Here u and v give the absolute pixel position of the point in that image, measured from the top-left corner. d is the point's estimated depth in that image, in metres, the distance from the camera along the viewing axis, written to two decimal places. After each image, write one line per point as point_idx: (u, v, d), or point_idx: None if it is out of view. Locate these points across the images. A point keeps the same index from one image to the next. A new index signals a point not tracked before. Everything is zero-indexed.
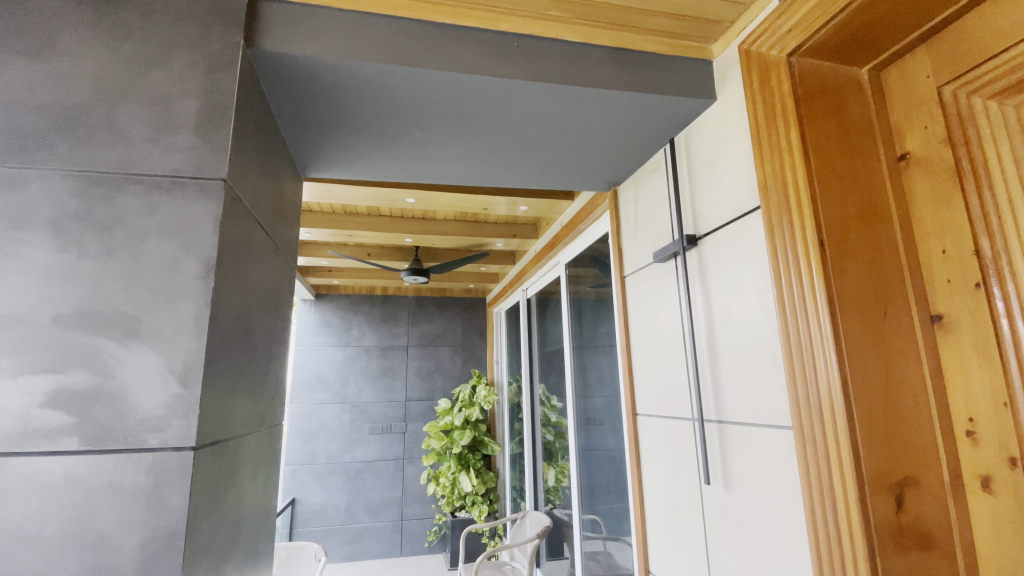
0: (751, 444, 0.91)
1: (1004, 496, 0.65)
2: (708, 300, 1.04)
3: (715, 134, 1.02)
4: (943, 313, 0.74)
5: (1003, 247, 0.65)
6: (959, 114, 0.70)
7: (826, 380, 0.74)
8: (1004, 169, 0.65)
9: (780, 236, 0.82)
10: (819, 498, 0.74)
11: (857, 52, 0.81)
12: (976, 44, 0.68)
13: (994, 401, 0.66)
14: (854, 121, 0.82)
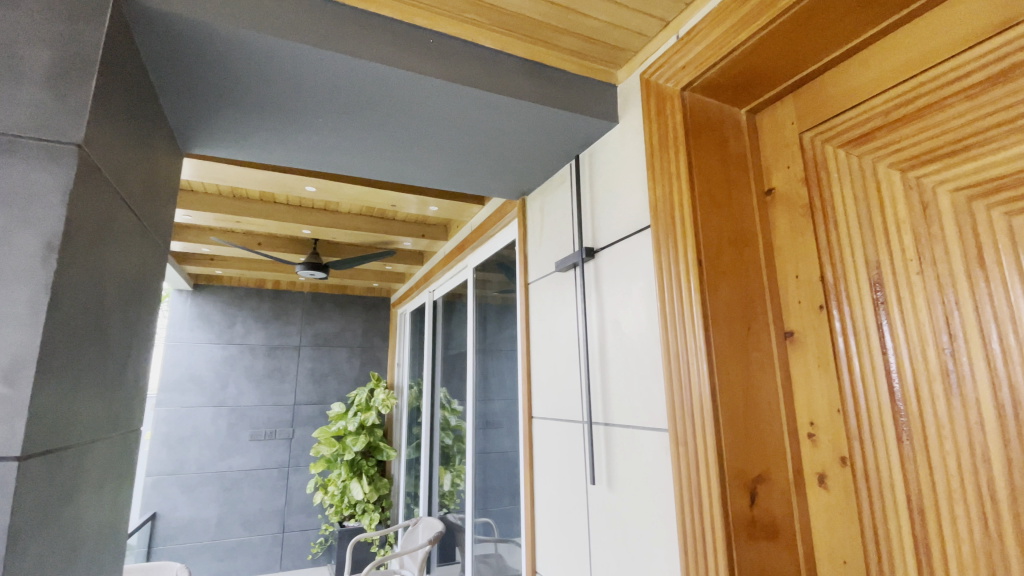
0: (632, 446, 0.97)
1: (835, 489, 0.76)
2: (602, 312, 1.09)
3: (616, 155, 1.08)
4: (793, 330, 0.84)
5: (843, 275, 0.76)
6: (814, 159, 0.81)
7: (698, 387, 0.81)
8: (845, 208, 0.76)
9: (666, 254, 0.89)
10: (688, 497, 0.81)
11: (738, 95, 0.91)
12: (830, 101, 0.79)
13: (830, 408, 0.77)
14: (733, 156, 0.91)
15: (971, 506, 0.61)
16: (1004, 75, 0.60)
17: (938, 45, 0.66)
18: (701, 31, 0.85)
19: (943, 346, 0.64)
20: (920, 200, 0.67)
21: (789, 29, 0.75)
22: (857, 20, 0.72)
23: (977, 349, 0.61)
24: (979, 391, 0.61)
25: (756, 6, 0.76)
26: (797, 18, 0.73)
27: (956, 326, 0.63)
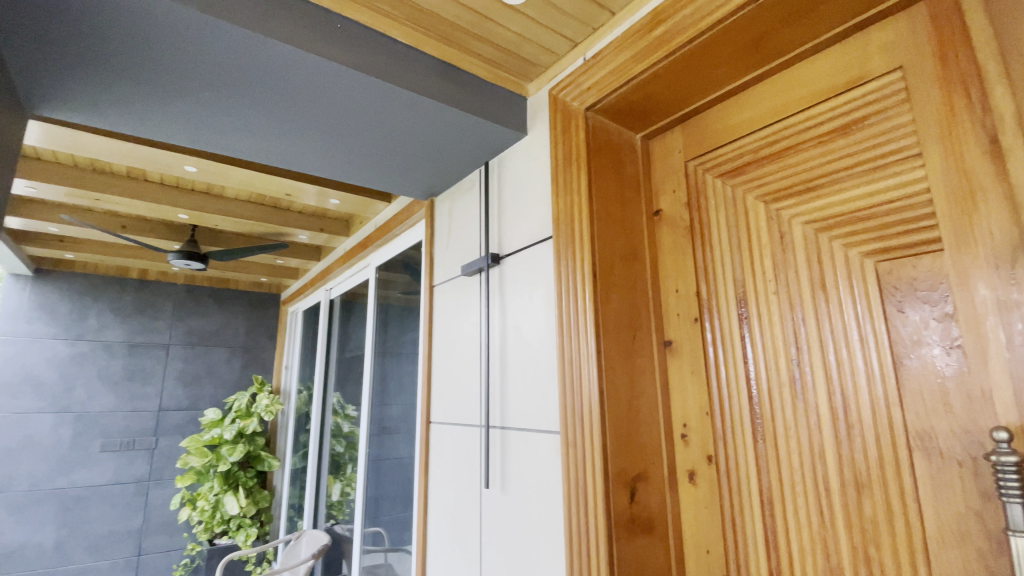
0: (526, 449, 0.99)
1: (703, 484, 0.84)
2: (503, 317, 1.11)
3: (523, 165, 1.11)
4: (672, 340, 0.92)
5: (715, 292, 0.85)
6: (696, 186, 0.90)
7: (588, 391, 0.85)
8: (719, 232, 0.85)
9: (564, 264, 0.93)
10: (575, 497, 0.84)
11: (634, 120, 0.97)
12: (712, 135, 0.88)
13: (700, 411, 0.85)
14: (627, 176, 0.97)
15: (808, 495, 0.71)
16: (846, 128, 0.71)
17: (798, 97, 0.77)
18: (606, 56, 0.90)
19: (791, 356, 0.74)
20: (780, 229, 0.77)
21: (680, 66, 0.82)
22: (737, 65, 0.81)
23: (816, 360, 0.72)
24: (817, 396, 0.71)
25: (655, 41, 0.82)
26: (688, 56, 0.80)
27: (802, 340, 0.73)
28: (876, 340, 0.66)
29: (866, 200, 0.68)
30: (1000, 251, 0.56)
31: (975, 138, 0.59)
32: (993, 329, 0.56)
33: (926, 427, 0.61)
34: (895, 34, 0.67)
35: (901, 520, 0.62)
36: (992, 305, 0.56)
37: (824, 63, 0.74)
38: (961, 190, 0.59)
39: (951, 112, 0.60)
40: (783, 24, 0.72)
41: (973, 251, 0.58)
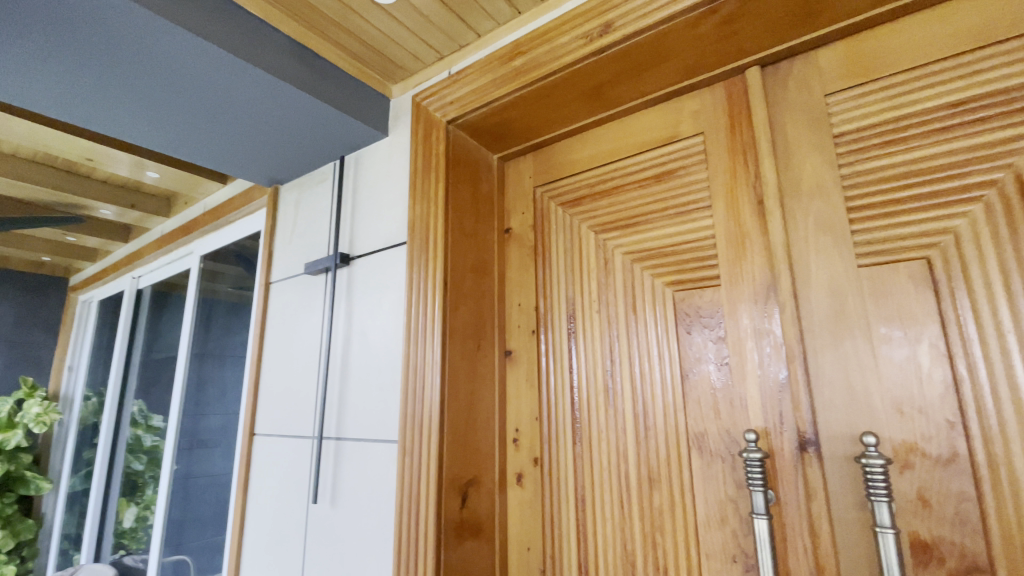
0: (361, 459, 0.96)
1: (528, 486, 0.89)
2: (348, 321, 1.06)
3: (381, 167, 1.08)
4: (512, 350, 0.97)
5: (551, 307, 0.93)
6: (542, 210, 0.97)
7: (429, 399, 0.85)
8: (558, 254, 0.93)
9: (416, 271, 0.92)
10: (408, 505, 0.83)
11: (492, 140, 1.01)
12: (559, 165, 0.97)
13: (531, 418, 0.91)
14: (482, 192, 1.01)
15: (615, 491, 0.80)
16: (661, 175, 0.83)
17: (629, 143, 0.88)
18: (468, 75, 0.92)
19: (609, 368, 0.84)
20: (606, 256, 0.87)
21: (536, 97, 0.87)
22: (583, 107, 0.89)
23: (627, 373, 0.82)
24: (625, 404, 0.81)
25: (513, 70, 0.86)
26: (543, 90, 0.85)
27: (618, 354, 0.83)
28: (672, 357, 0.78)
29: (672, 238, 0.80)
30: (758, 289, 0.71)
31: (747, 196, 0.73)
32: (750, 349, 0.70)
33: (701, 430, 0.73)
34: (702, 104, 0.80)
35: (681, 508, 0.73)
36: (751, 330, 0.70)
37: (651, 118, 0.86)
38: (736, 238, 0.73)
39: (734, 174, 0.75)
40: (620, 79, 0.82)
41: (739, 287, 0.72)
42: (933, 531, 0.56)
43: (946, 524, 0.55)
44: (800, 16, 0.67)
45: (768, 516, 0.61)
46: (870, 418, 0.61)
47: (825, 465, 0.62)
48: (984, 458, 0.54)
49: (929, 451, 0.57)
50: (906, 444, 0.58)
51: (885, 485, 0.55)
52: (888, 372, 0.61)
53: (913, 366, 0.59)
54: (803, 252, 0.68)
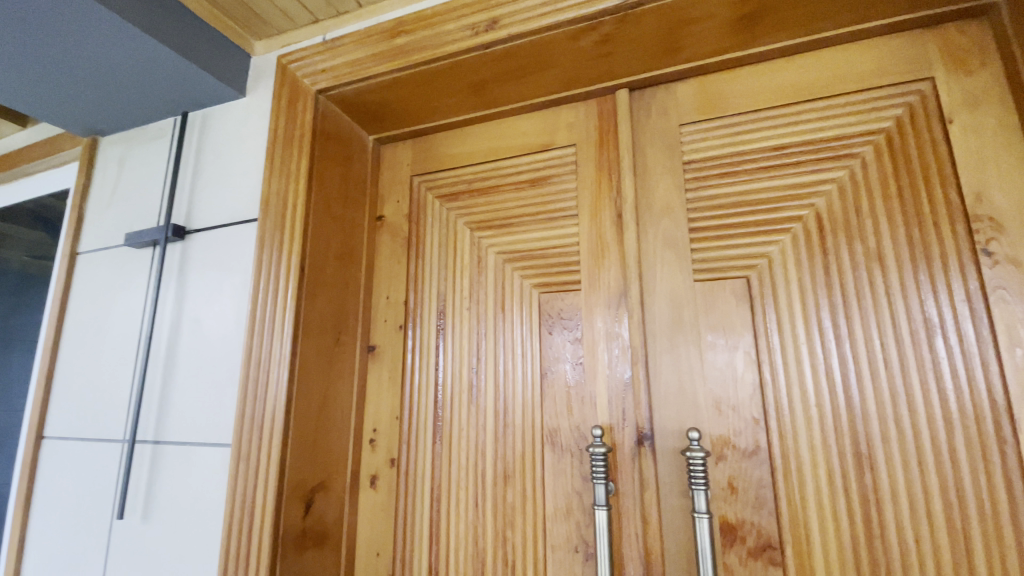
0: (185, 465, 0.83)
1: (382, 489, 0.84)
2: (178, 305, 0.91)
3: (234, 132, 0.95)
4: (375, 345, 0.90)
5: (420, 302, 0.89)
6: (417, 201, 0.94)
7: (273, 397, 0.75)
8: (431, 247, 0.90)
9: (268, 253, 0.80)
10: (238, 519, 0.72)
11: (367, 119, 0.93)
12: (437, 156, 0.94)
13: (390, 416, 0.87)
14: (353, 174, 0.92)
15: (470, 489, 0.79)
16: (535, 180, 0.85)
17: (508, 144, 0.88)
18: (343, 47, 0.84)
19: (473, 366, 0.83)
20: (478, 254, 0.87)
21: (417, 82, 0.82)
22: (465, 100, 0.86)
23: (490, 371, 0.82)
24: (487, 402, 0.81)
25: (394, 49, 0.80)
26: (425, 77, 0.81)
27: (483, 352, 0.83)
28: (535, 356, 0.80)
29: (540, 241, 0.83)
30: (611, 295, 0.75)
31: (609, 208, 0.78)
32: (602, 351, 0.75)
33: (555, 427, 0.76)
34: (576, 117, 0.84)
35: (533, 504, 0.75)
36: (603, 333, 0.75)
37: (529, 123, 0.87)
38: (597, 246, 0.78)
39: (599, 186, 0.80)
40: (504, 79, 0.80)
41: (597, 292, 0.76)
42: (739, 513, 0.64)
43: (748, 506, 0.64)
44: (667, 49, 0.72)
45: (607, 507, 0.65)
46: (696, 415, 0.68)
47: (658, 458, 0.68)
48: (778, 450, 0.64)
49: (739, 444, 0.65)
50: (721, 438, 0.66)
51: (703, 475, 0.61)
52: (711, 375, 0.69)
53: (731, 370, 0.68)
54: (652, 264, 0.74)
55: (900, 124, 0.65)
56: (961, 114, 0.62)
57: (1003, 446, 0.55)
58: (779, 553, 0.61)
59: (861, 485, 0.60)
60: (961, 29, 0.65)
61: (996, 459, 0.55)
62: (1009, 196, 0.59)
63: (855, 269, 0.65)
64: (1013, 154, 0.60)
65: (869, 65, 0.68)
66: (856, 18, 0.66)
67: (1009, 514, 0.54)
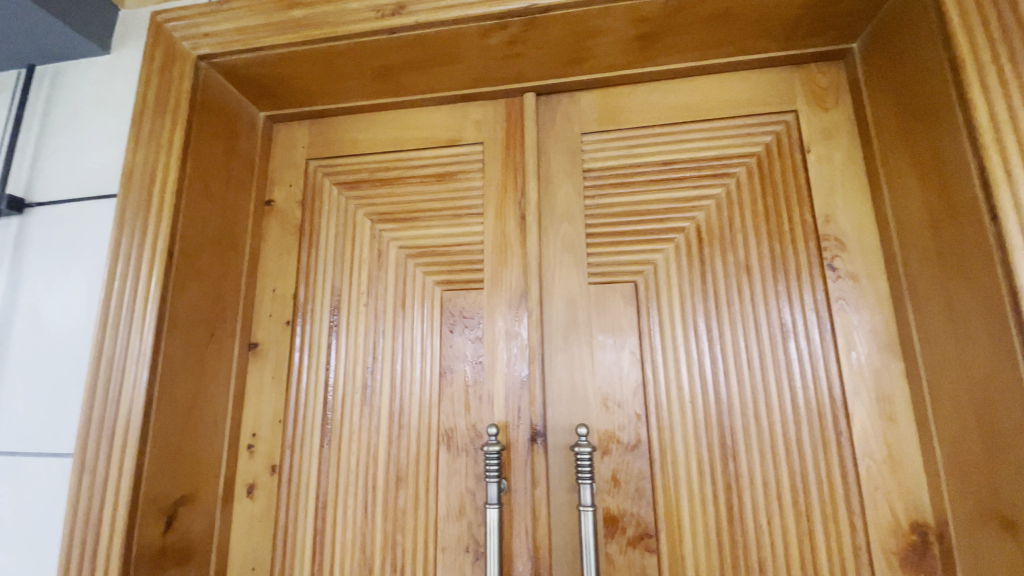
0: (12, 480, 0.70)
1: (261, 498, 0.78)
2: (9, 290, 0.76)
3: (92, 93, 0.82)
4: (258, 342, 0.83)
5: (311, 297, 0.84)
6: (313, 187, 0.88)
7: (129, 399, 0.65)
8: (326, 238, 0.85)
9: (128, 235, 0.70)
10: (79, 540, 0.62)
11: (259, 94, 0.85)
12: (338, 142, 0.89)
13: (273, 418, 0.80)
14: (239, 153, 0.84)
15: (359, 493, 0.76)
16: (441, 175, 0.83)
17: (413, 136, 0.85)
18: (230, 11, 0.76)
19: (367, 365, 0.79)
20: (378, 247, 0.83)
21: (316, 60, 0.77)
22: (369, 85, 0.82)
23: (385, 369, 0.79)
24: (380, 402, 0.78)
25: (290, 21, 0.74)
26: (325, 55, 0.76)
27: (378, 350, 0.80)
28: (432, 355, 0.78)
29: (444, 237, 0.81)
30: (513, 295, 0.76)
31: (513, 209, 0.79)
32: (501, 349, 0.75)
33: (450, 427, 0.75)
34: (484, 114, 0.83)
35: (424, 506, 0.74)
36: (503, 332, 0.75)
37: (437, 116, 0.85)
38: (500, 246, 0.78)
39: (504, 186, 0.80)
40: (411, 67, 0.78)
41: (498, 291, 0.77)
42: (620, 504, 0.67)
43: (629, 498, 0.67)
44: (573, 57, 0.74)
45: (498, 505, 0.65)
46: (585, 412, 0.70)
47: (549, 455, 0.69)
48: (657, 443, 0.68)
49: (622, 439, 0.69)
50: (608, 434, 0.69)
51: (589, 469, 0.63)
52: (601, 373, 0.72)
53: (618, 368, 0.71)
54: (551, 266, 0.76)
55: (769, 149, 0.73)
56: (817, 144, 0.71)
57: (838, 435, 0.64)
58: (654, 540, 0.66)
59: (726, 474, 0.66)
60: (821, 71, 0.74)
61: (833, 447, 0.63)
62: (849, 218, 0.68)
63: (729, 278, 0.71)
64: (855, 182, 0.69)
65: (748, 94, 0.75)
66: (738, 49, 0.72)
67: (841, 494, 0.62)
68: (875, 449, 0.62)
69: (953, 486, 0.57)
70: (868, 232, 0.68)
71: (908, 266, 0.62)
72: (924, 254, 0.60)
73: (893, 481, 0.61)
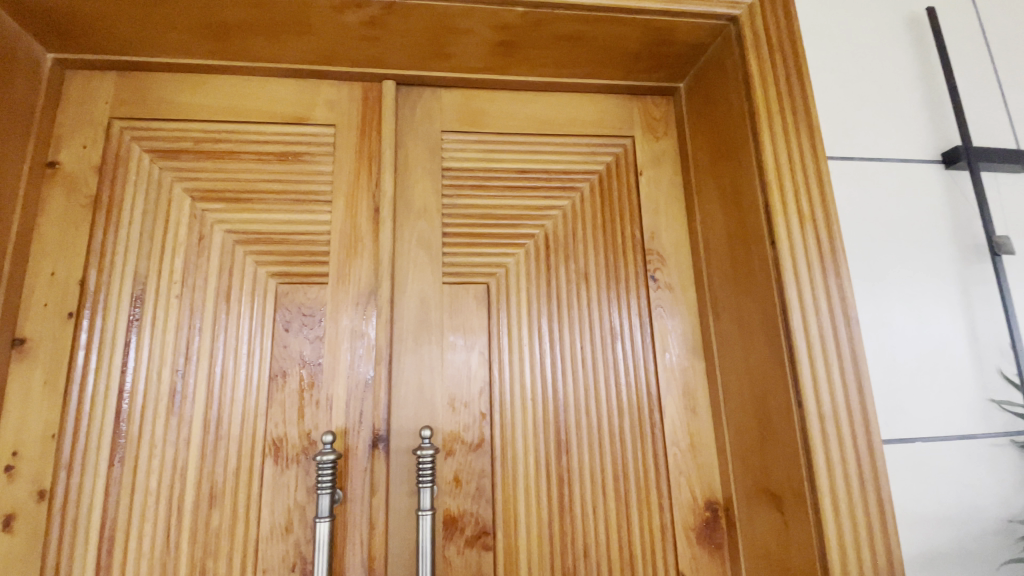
0: None
1: (20, 535, 0.61)
2: None
3: None
4: (26, 338, 0.66)
5: (106, 284, 0.69)
6: (117, 153, 0.73)
7: None
8: (132, 215, 0.71)
9: None
10: None
11: (45, 31, 0.68)
12: (154, 103, 0.75)
13: (43, 433, 0.64)
14: (9, 98, 0.66)
15: (161, 516, 0.65)
16: (283, 155, 0.75)
17: (253, 108, 0.76)
18: None
19: (178, 366, 0.68)
20: (199, 230, 0.72)
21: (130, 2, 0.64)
22: (200, 43, 0.71)
23: (202, 371, 0.69)
24: (193, 408, 0.68)
25: None
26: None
27: (194, 348, 0.69)
28: (261, 354, 0.70)
29: (283, 225, 0.73)
30: (361, 292, 0.72)
31: (365, 201, 0.74)
32: (343, 350, 0.70)
33: (280, 435, 0.68)
34: (337, 96, 0.77)
35: (242, 525, 0.66)
36: (347, 331, 0.71)
37: (282, 90, 0.77)
38: (348, 238, 0.73)
39: (357, 176, 0.75)
40: (254, 31, 0.69)
41: (344, 287, 0.72)
42: (460, 505, 0.67)
43: (469, 497, 0.68)
44: (437, 52, 0.73)
45: (330, 519, 0.61)
46: (431, 413, 0.69)
47: (390, 460, 0.66)
48: (498, 441, 0.69)
49: (466, 438, 0.69)
50: (452, 434, 0.69)
51: (431, 472, 0.62)
52: (449, 373, 0.71)
53: (466, 368, 0.72)
54: (404, 263, 0.73)
55: (610, 168, 0.80)
56: (648, 168, 0.80)
57: (654, 428, 0.72)
58: (491, 538, 0.67)
59: (560, 468, 0.70)
60: (655, 103, 0.83)
61: (649, 438, 0.71)
62: (669, 236, 0.78)
63: (570, 284, 0.76)
64: (675, 205, 0.79)
65: (595, 115, 0.81)
66: (589, 71, 0.78)
67: (652, 479, 0.70)
68: (680, 439, 0.71)
69: (735, 467, 0.67)
70: (683, 250, 0.77)
71: (711, 281, 0.73)
72: (722, 271, 0.70)
73: (693, 465, 0.70)
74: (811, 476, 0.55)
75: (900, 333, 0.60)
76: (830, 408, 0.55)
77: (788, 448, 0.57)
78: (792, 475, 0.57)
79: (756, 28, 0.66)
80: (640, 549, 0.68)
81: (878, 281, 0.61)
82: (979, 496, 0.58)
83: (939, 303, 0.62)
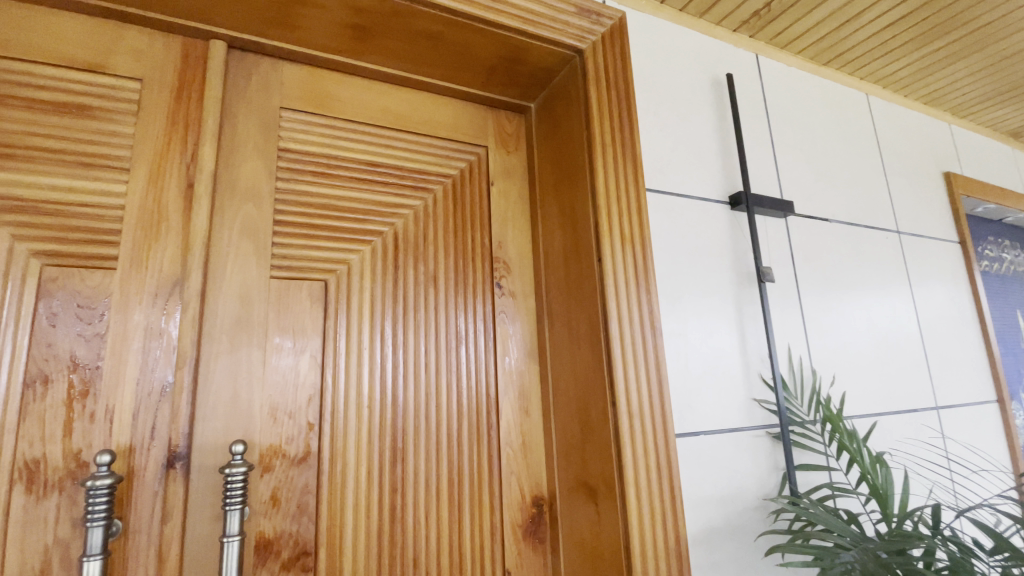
0: None
1: None
2: None
3: None
4: None
5: None
6: None
7: None
8: None
9: None
10: None
11: None
12: None
13: None
14: None
15: None
16: (64, 107, 0.60)
17: (18, 40, 0.59)
18: None
19: None
20: None
21: None
22: None
23: None
24: None
25: None
26: None
27: None
28: (11, 355, 0.55)
29: (58, 194, 0.59)
30: (162, 284, 0.61)
31: (177, 177, 0.64)
32: (134, 351, 0.59)
33: (35, 458, 0.54)
34: (148, 47, 0.65)
35: None
36: (140, 329, 0.59)
37: (67, 25, 0.62)
38: (150, 218, 0.61)
39: (167, 144, 0.64)
40: None
41: (139, 276, 0.60)
42: (277, 526, 0.61)
43: (288, 517, 0.62)
44: (280, 21, 0.66)
45: (103, 556, 0.50)
46: (247, 424, 0.61)
47: (190, 479, 0.57)
48: (327, 453, 0.65)
49: (289, 451, 0.63)
50: (271, 447, 0.62)
51: (241, 493, 0.55)
52: (271, 380, 0.64)
53: (294, 373, 0.66)
54: (223, 253, 0.64)
55: (463, 173, 0.80)
56: (499, 179, 0.82)
57: (490, 430, 0.74)
58: (312, 557, 0.62)
59: (393, 476, 0.67)
60: (508, 118, 0.85)
61: (485, 441, 0.73)
62: (515, 246, 0.81)
63: (416, 286, 0.74)
64: (521, 218, 0.82)
65: (449, 119, 0.81)
66: (446, 74, 0.77)
67: (486, 481, 0.72)
68: (513, 439, 0.74)
69: (559, 465, 0.73)
70: (526, 261, 0.81)
71: (548, 290, 0.78)
72: (558, 282, 0.75)
73: (523, 464, 0.74)
74: (620, 471, 0.61)
75: (693, 343, 0.71)
76: (637, 410, 0.62)
77: (603, 446, 0.63)
78: (605, 471, 0.63)
79: (597, 63, 0.72)
80: (471, 551, 0.69)
81: (680, 299, 0.71)
82: (743, 479, 0.70)
83: (722, 320, 0.74)
